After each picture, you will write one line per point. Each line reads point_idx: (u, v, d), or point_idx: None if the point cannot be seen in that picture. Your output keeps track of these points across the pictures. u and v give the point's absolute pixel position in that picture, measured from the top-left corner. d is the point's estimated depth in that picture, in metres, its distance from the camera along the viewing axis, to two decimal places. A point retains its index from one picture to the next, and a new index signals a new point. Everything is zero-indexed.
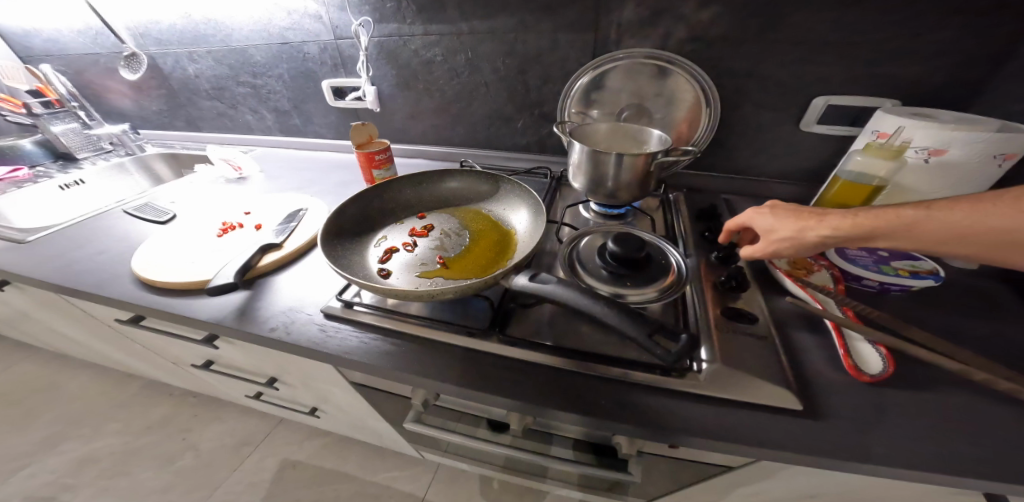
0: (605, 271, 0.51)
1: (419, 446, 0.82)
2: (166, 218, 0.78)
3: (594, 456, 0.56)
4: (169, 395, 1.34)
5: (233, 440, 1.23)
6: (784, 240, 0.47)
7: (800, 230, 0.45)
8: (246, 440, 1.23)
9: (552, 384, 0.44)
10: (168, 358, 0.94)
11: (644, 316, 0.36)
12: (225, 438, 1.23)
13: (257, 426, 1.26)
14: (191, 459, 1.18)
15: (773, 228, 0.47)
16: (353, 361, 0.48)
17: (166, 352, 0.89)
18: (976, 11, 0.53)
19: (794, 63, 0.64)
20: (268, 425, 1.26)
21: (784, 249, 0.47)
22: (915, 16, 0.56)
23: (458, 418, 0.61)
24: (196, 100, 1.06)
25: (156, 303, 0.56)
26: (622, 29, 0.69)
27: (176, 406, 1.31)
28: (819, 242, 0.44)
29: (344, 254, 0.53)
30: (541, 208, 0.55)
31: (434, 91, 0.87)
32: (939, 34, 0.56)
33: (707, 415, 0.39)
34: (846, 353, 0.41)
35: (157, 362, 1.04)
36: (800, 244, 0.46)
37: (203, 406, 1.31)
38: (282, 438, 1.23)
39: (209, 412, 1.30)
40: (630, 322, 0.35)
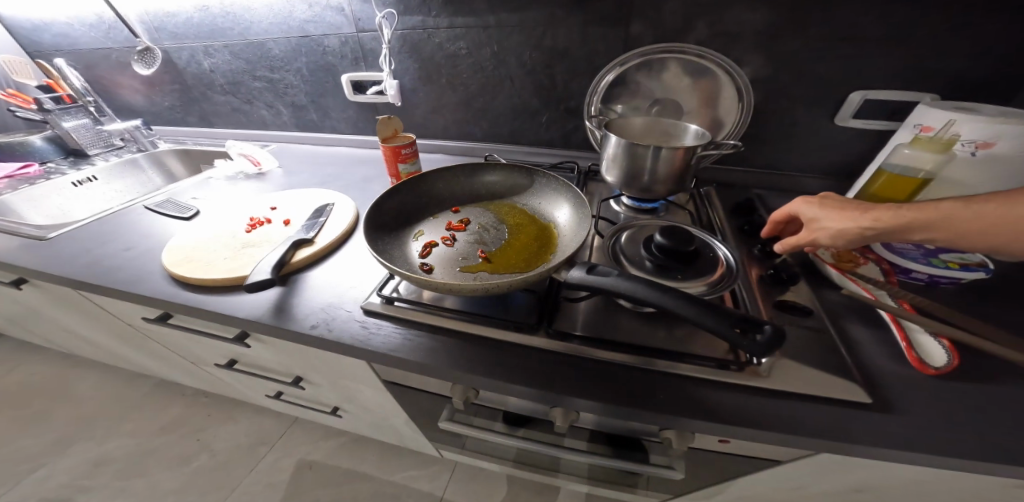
0: (651, 264, 0.50)
1: (443, 445, 0.81)
2: (189, 214, 0.77)
3: (611, 448, 0.56)
4: (181, 395, 1.33)
5: (248, 439, 1.22)
6: (826, 230, 0.46)
7: (844, 219, 0.44)
8: (262, 440, 1.22)
9: (606, 379, 0.43)
10: (188, 357, 0.93)
11: (717, 307, 0.35)
12: (240, 438, 1.22)
13: (272, 426, 1.25)
14: (208, 459, 1.17)
15: (818, 216, 0.47)
16: (399, 357, 0.47)
17: (187, 351, 0.88)
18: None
19: (832, 56, 0.63)
20: (283, 424, 1.25)
21: (825, 239, 0.46)
22: (960, 8, 0.55)
23: (494, 415, 0.60)
24: (209, 95, 1.04)
25: (191, 300, 0.55)
26: (655, 21, 0.68)
27: (189, 406, 1.30)
28: (860, 232, 0.43)
29: (385, 248, 0.52)
30: (584, 202, 0.55)
31: (457, 85, 0.86)
32: (984, 27, 0.55)
33: (770, 409, 0.38)
34: (909, 345, 0.42)
35: (173, 361, 1.02)
36: (841, 233, 0.44)
37: (217, 406, 1.30)
38: (298, 437, 1.22)
39: (224, 412, 1.29)
40: (706, 314, 0.34)
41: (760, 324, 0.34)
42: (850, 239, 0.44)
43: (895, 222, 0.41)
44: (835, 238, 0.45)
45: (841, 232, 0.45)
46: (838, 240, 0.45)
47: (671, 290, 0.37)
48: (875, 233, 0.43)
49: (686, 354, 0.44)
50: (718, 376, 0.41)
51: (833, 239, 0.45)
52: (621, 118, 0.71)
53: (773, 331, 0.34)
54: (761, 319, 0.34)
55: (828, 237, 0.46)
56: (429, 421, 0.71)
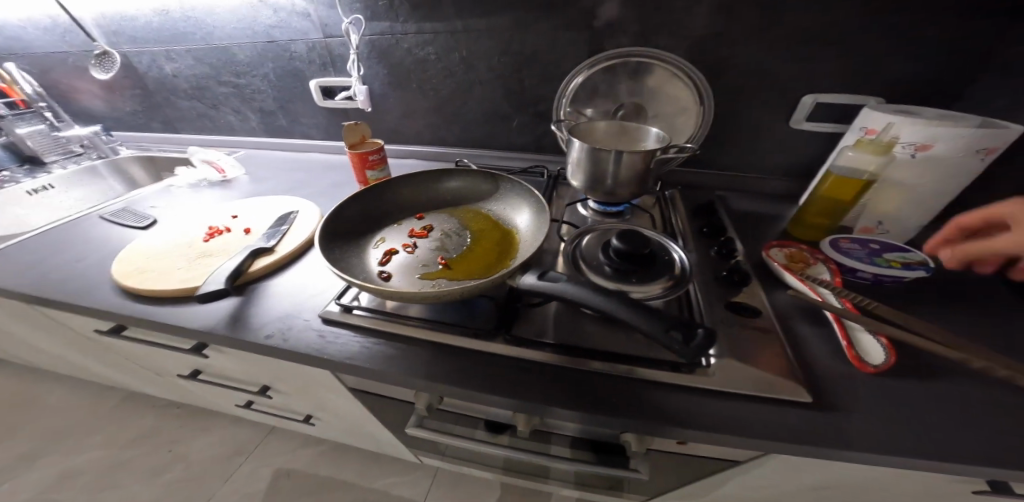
0: (609, 269, 0.51)
1: (421, 451, 0.79)
2: (147, 223, 0.74)
3: (593, 454, 0.55)
4: (149, 409, 1.27)
5: (221, 450, 1.18)
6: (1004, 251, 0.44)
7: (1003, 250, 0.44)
8: (235, 451, 1.18)
9: (562, 384, 0.43)
10: (152, 368, 0.90)
11: (656, 312, 0.36)
12: (211, 449, 1.18)
13: (246, 437, 1.21)
14: (180, 471, 1.13)
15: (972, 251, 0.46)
16: (357, 365, 0.47)
17: (150, 362, 0.85)
18: (955, 13, 0.56)
19: (785, 62, 0.65)
20: (258, 434, 1.22)
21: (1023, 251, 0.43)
22: (899, 18, 0.58)
23: (464, 420, 0.60)
24: (173, 100, 1.02)
25: (142, 312, 0.53)
26: (619, 27, 0.70)
27: (158, 418, 1.25)
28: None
29: (342, 256, 0.51)
30: (544, 208, 0.55)
31: (428, 89, 0.86)
32: (922, 35, 0.58)
33: (719, 410, 0.39)
34: (849, 344, 0.43)
35: (138, 374, 0.99)
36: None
37: (187, 416, 1.25)
38: (273, 448, 1.19)
39: (194, 424, 1.24)
40: (642, 318, 0.35)
41: (694, 327, 0.34)
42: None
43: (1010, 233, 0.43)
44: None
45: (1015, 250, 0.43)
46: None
47: (617, 295, 0.37)
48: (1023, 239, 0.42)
49: (640, 357, 0.44)
50: (669, 377, 0.42)
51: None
52: (587, 122, 0.72)
53: (706, 334, 0.34)
54: (696, 323, 0.35)
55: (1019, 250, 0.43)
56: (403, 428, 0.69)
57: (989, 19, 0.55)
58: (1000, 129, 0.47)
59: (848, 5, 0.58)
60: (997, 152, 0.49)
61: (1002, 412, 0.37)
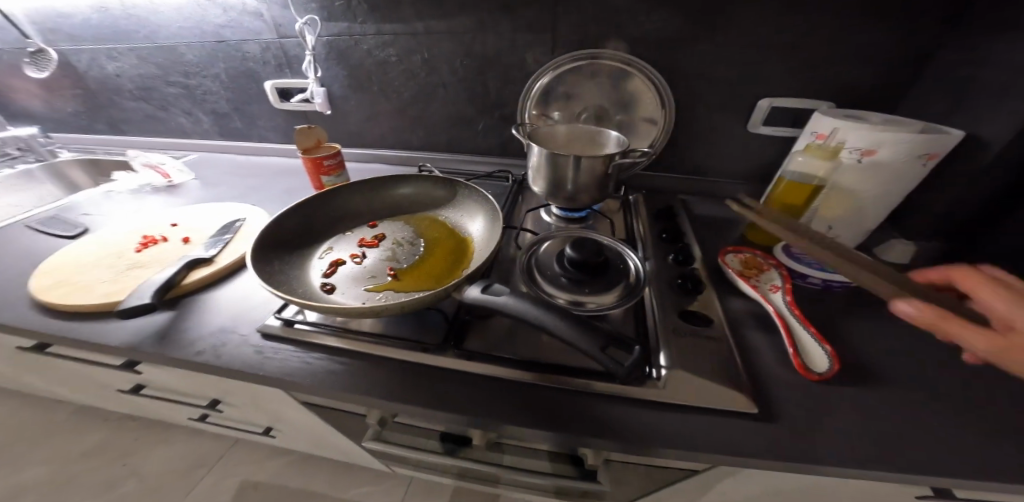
0: (564, 278, 0.49)
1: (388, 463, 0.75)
2: (77, 232, 0.69)
3: (575, 468, 0.53)
4: (94, 424, 1.17)
5: (176, 467, 1.10)
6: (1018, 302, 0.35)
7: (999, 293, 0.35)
8: (192, 467, 1.10)
9: (505, 400, 0.42)
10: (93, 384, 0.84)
11: (597, 328, 0.36)
12: (168, 464, 1.10)
13: (204, 451, 1.13)
14: (133, 487, 1.06)
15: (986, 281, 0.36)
16: (294, 383, 0.44)
17: (86, 378, 0.78)
18: (898, 23, 0.57)
19: (742, 69, 0.66)
20: (221, 446, 1.14)
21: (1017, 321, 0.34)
22: (846, 27, 0.59)
23: (428, 436, 0.56)
24: (118, 101, 0.96)
25: (58, 330, 0.49)
26: (580, 30, 0.69)
27: (105, 434, 1.16)
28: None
29: (282, 267, 0.48)
30: (498, 215, 0.53)
31: (389, 92, 0.83)
32: (867, 45, 0.60)
33: (671, 423, 0.38)
34: (796, 351, 0.43)
35: (82, 390, 0.92)
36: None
37: (138, 432, 1.16)
38: (235, 463, 1.12)
39: (146, 438, 1.15)
40: (583, 336, 0.35)
41: (631, 345, 0.37)
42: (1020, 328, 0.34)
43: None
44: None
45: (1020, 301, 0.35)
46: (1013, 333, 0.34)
47: (565, 313, 0.36)
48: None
49: (585, 369, 0.43)
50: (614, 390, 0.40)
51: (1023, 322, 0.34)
52: (548, 126, 0.71)
53: (641, 352, 0.37)
54: (632, 341, 0.38)
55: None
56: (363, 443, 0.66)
57: (928, 30, 0.56)
58: (940, 135, 0.47)
59: (799, 14, 0.60)
60: (938, 159, 0.49)
61: (944, 419, 0.38)
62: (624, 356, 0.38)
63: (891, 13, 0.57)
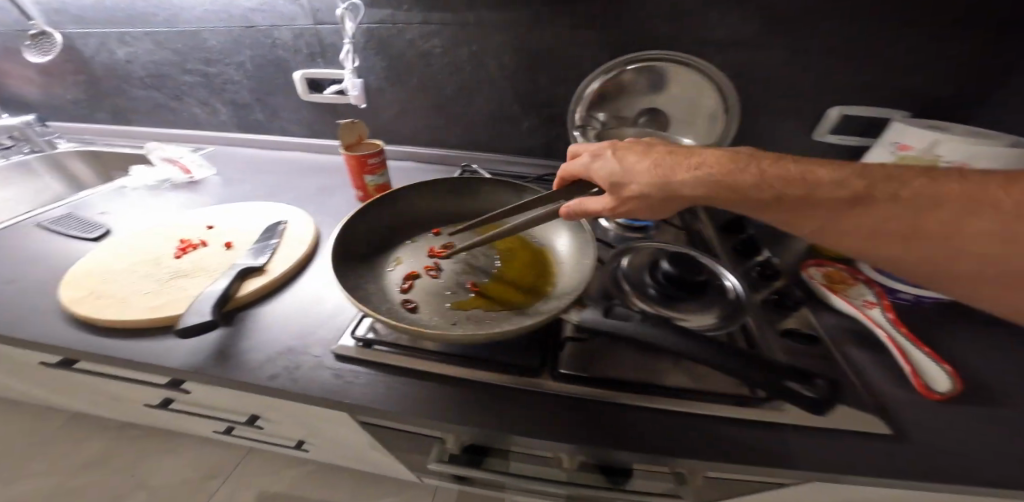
0: (657, 294, 0.47)
1: (420, 474, 0.68)
2: (98, 233, 0.63)
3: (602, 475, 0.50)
4: (83, 433, 1.06)
5: (182, 477, 0.99)
6: (638, 168, 0.39)
7: (648, 155, 0.40)
8: (201, 477, 1.00)
9: (618, 425, 0.40)
10: (99, 399, 0.76)
11: (743, 353, 0.36)
12: (175, 475, 0.99)
13: (213, 460, 1.03)
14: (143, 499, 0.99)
15: (618, 144, 0.44)
16: (383, 410, 0.40)
17: (98, 393, 0.72)
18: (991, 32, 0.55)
19: (818, 73, 0.63)
20: (231, 455, 1.04)
21: (646, 185, 0.38)
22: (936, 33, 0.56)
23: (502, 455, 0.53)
24: (126, 89, 0.88)
25: (102, 349, 0.43)
26: (647, 27, 0.64)
27: (95, 445, 1.04)
28: (721, 179, 0.34)
29: (358, 283, 0.44)
30: (584, 226, 0.50)
31: (429, 87, 0.78)
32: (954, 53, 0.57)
33: (798, 445, 0.37)
34: (912, 370, 0.43)
35: (82, 403, 0.84)
36: (643, 195, 0.39)
37: (135, 439, 1.06)
38: (247, 474, 1.02)
39: (144, 447, 1.04)
40: (736, 360, 0.35)
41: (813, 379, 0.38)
42: (622, 194, 0.40)
43: (772, 186, 0.32)
44: (647, 185, 0.38)
45: (623, 167, 0.41)
46: (579, 204, 0.43)
47: (714, 344, 0.37)
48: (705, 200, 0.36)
49: (696, 391, 0.42)
50: (737, 412, 0.40)
51: (646, 187, 0.38)
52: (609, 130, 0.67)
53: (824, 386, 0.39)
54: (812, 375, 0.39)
55: (640, 184, 0.39)
56: (413, 456, 0.61)
57: None
58: None
59: (889, 18, 0.56)
60: None
61: None
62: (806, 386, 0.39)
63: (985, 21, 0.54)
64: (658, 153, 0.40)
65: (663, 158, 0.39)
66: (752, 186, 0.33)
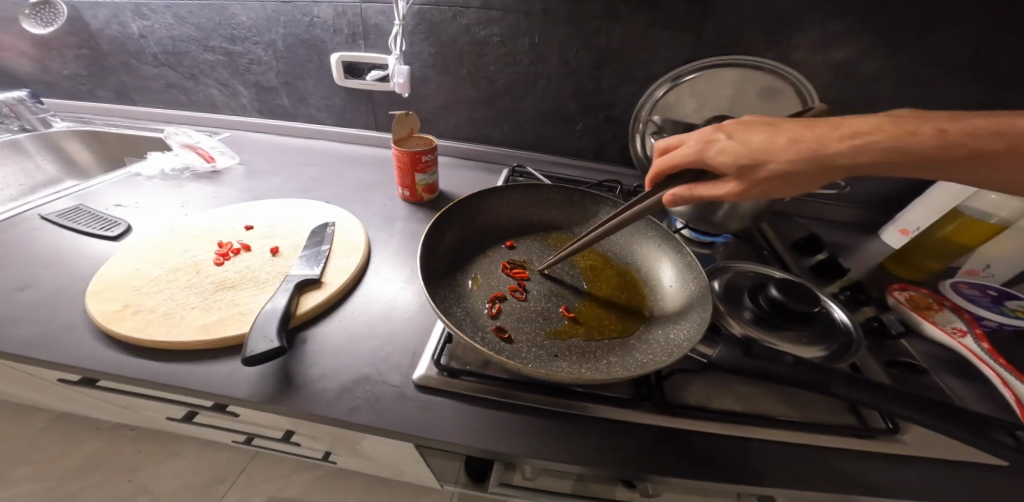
0: (759, 320, 0.45)
1: (439, 480, 0.57)
2: (118, 231, 0.56)
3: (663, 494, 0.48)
4: (34, 438, 0.83)
5: (181, 485, 0.80)
6: (770, 146, 0.33)
7: (779, 130, 0.33)
8: (203, 487, 0.81)
9: (746, 464, 0.36)
10: (85, 402, 0.59)
11: (904, 394, 0.35)
12: (171, 486, 0.80)
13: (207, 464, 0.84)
14: None
15: (728, 125, 0.37)
16: (484, 450, 0.36)
17: (86, 403, 0.60)
18: None
19: (909, 87, 0.59)
20: (237, 458, 0.86)
21: (793, 162, 0.32)
22: None
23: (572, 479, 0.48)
24: (136, 66, 0.81)
25: (153, 375, 0.38)
26: (729, 28, 0.60)
27: (51, 451, 0.82)
28: (892, 146, 0.30)
29: (445, 306, 0.40)
30: (681, 246, 0.48)
31: (479, 78, 0.72)
32: None
33: (922, 480, 0.36)
34: (1018, 400, 0.40)
35: (56, 403, 0.65)
36: (783, 176, 0.33)
37: (103, 439, 0.85)
38: (258, 483, 0.83)
39: (121, 448, 0.84)
40: (906, 405, 0.34)
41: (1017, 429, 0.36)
42: (752, 178, 0.34)
43: (959, 144, 0.29)
44: (791, 163, 0.32)
45: (746, 146, 0.34)
46: (686, 190, 0.37)
47: (858, 382, 0.36)
48: (868, 168, 0.31)
49: (813, 423, 0.39)
50: (861, 445, 0.38)
51: (789, 165, 0.32)
52: None
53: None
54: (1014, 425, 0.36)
55: (778, 163, 0.33)
56: (455, 475, 0.53)
57: None
58: None
59: (996, 34, 0.53)
60: None
61: None
62: (999, 433, 0.36)
63: None
64: (790, 128, 0.33)
65: (789, 130, 0.33)
66: (933, 147, 0.29)
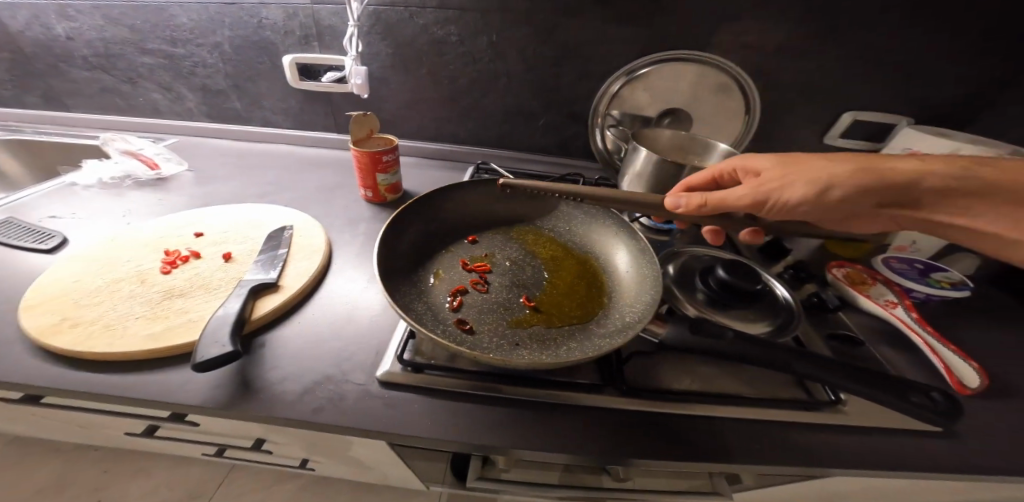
0: (709, 300, 0.47)
1: (426, 482, 0.56)
2: (54, 243, 0.52)
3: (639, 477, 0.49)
4: None
5: None
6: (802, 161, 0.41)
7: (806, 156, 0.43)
8: None
9: (701, 441, 0.38)
10: (32, 424, 0.55)
11: (838, 364, 0.38)
12: None
13: (178, 480, 0.78)
14: None
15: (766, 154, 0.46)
16: (452, 443, 0.36)
17: (33, 424, 0.56)
18: (990, 52, 0.58)
19: (836, 81, 0.65)
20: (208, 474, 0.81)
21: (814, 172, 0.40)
22: (947, 47, 0.59)
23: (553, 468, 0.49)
24: (64, 70, 0.76)
25: (96, 388, 0.36)
26: (675, 27, 0.63)
27: (4, 477, 0.75)
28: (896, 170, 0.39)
29: (406, 303, 0.40)
30: (637, 235, 0.50)
31: (439, 77, 0.72)
32: (959, 68, 0.60)
33: (862, 445, 0.40)
34: (947, 367, 0.46)
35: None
36: (819, 171, 0.40)
37: (68, 459, 0.79)
38: (234, 498, 0.79)
39: (92, 466, 0.78)
40: (840, 374, 0.37)
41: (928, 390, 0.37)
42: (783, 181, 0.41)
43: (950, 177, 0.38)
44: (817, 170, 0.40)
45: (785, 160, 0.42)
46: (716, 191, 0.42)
47: (796, 353, 0.38)
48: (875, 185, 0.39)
49: (763, 397, 0.42)
50: (807, 417, 0.41)
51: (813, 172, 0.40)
52: (648, 129, 0.66)
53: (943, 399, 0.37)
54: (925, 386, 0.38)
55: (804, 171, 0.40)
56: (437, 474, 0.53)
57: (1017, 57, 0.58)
58: None
59: (905, 33, 0.59)
60: None
61: None
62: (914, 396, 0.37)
63: (986, 43, 0.58)
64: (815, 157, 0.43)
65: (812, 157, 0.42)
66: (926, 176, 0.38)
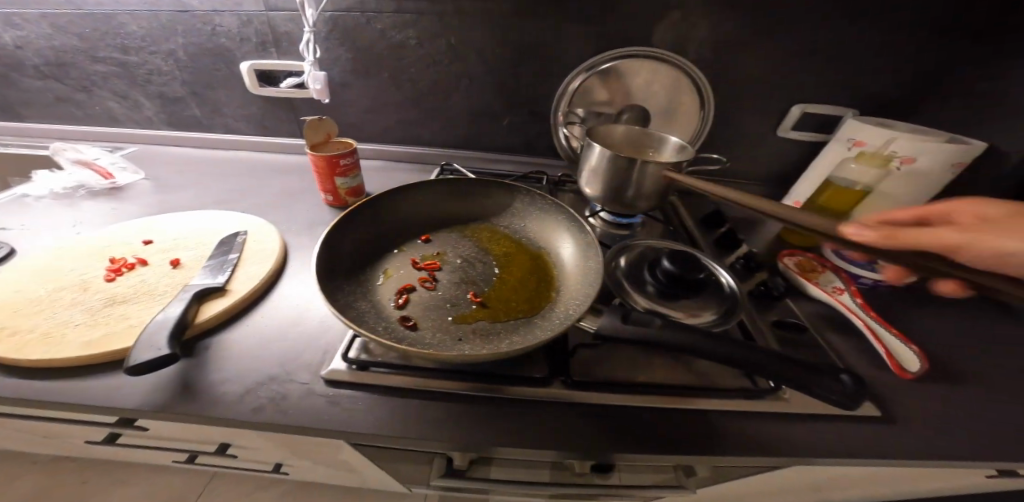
0: (656, 292, 0.48)
1: (408, 483, 0.55)
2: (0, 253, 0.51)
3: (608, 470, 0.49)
4: None
5: None
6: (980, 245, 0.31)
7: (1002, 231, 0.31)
8: None
9: (643, 429, 0.39)
10: None
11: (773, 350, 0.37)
12: None
13: (147, 492, 0.76)
14: None
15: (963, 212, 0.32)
16: (396, 440, 0.36)
17: None
18: (924, 45, 0.61)
19: (784, 76, 0.67)
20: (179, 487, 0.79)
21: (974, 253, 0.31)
22: (884, 41, 0.61)
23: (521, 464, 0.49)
24: (17, 80, 0.75)
25: (28, 395, 0.35)
26: (626, 27, 0.65)
27: None
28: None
29: (347, 303, 0.40)
30: (585, 230, 0.50)
31: (399, 80, 0.73)
32: (897, 61, 0.63)
33: (804, 426, 0.40)
34: (888, 351, 0.47)
35: None
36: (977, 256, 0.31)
37: (34, 474, 0.76)
38: None
39: (58, 482, 0.76)
40: (774, 359, 0.36)
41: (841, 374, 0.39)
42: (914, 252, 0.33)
43: None
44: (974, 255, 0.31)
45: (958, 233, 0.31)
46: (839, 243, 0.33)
47: (732, 341, 0.38)
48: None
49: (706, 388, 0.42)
50: (749, 406, 0.41)
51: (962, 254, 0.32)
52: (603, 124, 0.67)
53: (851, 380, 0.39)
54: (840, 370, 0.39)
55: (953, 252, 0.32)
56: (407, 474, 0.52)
57: (950, 49, 0.61)
58: (968, 147, 0.57)
59: (844, 28, 0.61)
60: (964, 166, 0.60)
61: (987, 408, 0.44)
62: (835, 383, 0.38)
63: (920, 35, 0.60)
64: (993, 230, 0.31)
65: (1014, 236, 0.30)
66: None
